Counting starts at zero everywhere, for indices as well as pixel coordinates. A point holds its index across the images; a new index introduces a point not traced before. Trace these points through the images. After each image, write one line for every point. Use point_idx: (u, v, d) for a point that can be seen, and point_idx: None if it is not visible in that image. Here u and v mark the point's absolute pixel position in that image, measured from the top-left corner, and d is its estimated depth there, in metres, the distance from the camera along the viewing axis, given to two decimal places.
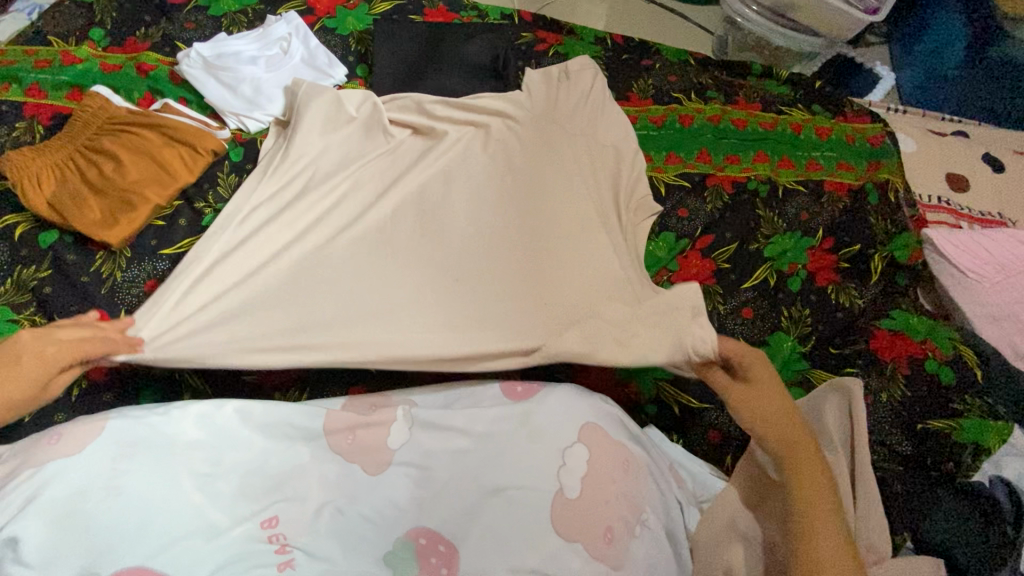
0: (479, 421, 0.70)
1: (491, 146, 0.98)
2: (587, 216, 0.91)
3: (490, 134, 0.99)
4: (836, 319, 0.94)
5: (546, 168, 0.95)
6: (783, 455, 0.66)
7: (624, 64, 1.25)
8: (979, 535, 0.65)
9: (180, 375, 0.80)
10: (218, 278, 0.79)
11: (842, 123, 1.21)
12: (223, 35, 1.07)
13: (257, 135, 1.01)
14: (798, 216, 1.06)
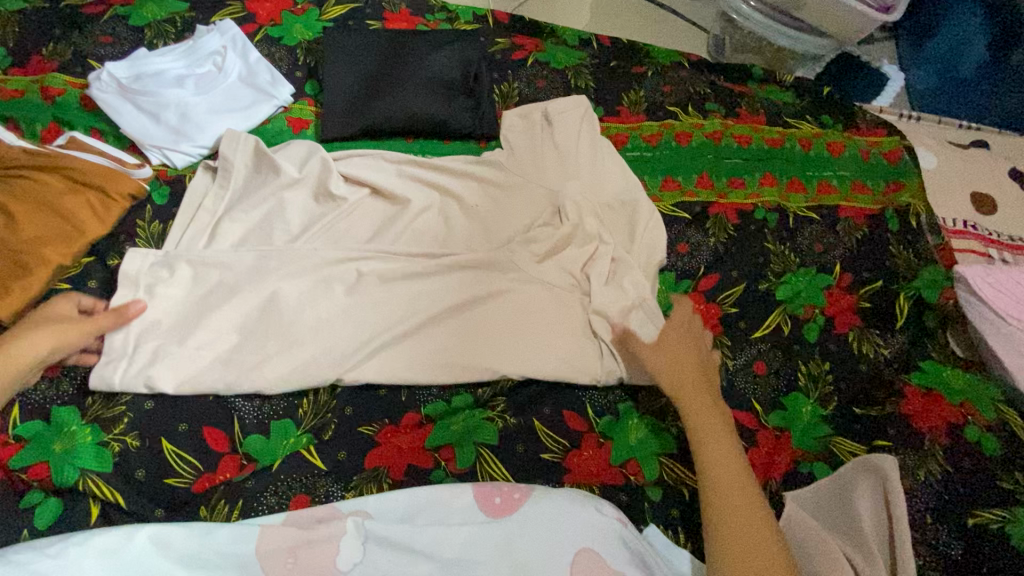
0: (447, 542, 0.59)
1: (467, 206, 0.86)
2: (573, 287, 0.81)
3: (469, 190, 0.87)
4: (859, 374, 0.83)
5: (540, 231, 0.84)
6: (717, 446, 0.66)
7: (613, 73, 1.11)
8: None
9: (85, 486, 0.64)
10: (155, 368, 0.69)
11: (856, 137, 1.09)
12: (143, 51, 0.91)
13: (186, 171, 0.87)
14: (812, 249, 0.94)
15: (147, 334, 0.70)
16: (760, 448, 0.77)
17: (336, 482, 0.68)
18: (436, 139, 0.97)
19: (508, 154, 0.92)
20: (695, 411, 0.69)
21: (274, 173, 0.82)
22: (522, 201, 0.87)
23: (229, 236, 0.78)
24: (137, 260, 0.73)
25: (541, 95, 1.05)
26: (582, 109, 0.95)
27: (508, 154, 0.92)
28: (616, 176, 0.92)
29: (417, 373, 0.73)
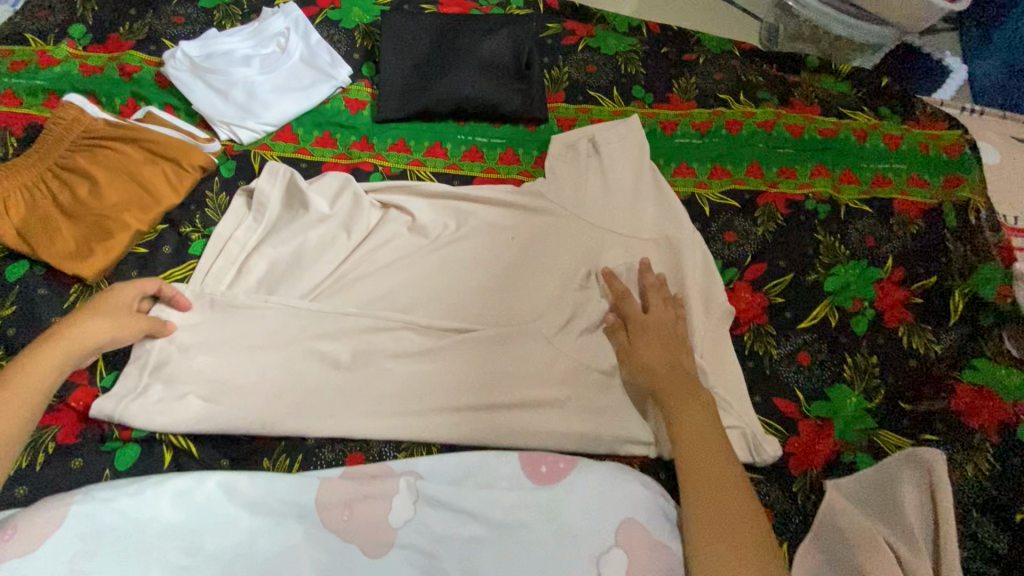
0: (496, 505, 0.61)
1: (507, 234, 0.88)
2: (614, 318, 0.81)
3: (512, 217, 0.89)
4: (908, 369, 0.81)
5: (586, 262, 0.86)
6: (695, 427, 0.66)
7: (664, 59, 1.11)
8: None
9: (160, 435, 0.70)
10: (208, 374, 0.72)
11: (914, 129, 1.06)
12: (213, 31, 0.95)
13: (250, 147, 0.91)
14: (863, 241, 0.92)
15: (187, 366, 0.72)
16: (803, 435, 0.77)
17: (388, 444, 0.71)
18: (487, 121, 0.99)
19: (554, 179, 0.92)
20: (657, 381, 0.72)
21: (307, 208, 0.83)
22: (555, 244, 0.87)
23: (259, 270, 0.80)
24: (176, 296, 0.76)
25: (591, 80, 1.05)
26: (629, 137, 0.96)
27: (551, 182, 0.92)
28: (662, 208, 0.91)
29: (463, 373, 0.76)
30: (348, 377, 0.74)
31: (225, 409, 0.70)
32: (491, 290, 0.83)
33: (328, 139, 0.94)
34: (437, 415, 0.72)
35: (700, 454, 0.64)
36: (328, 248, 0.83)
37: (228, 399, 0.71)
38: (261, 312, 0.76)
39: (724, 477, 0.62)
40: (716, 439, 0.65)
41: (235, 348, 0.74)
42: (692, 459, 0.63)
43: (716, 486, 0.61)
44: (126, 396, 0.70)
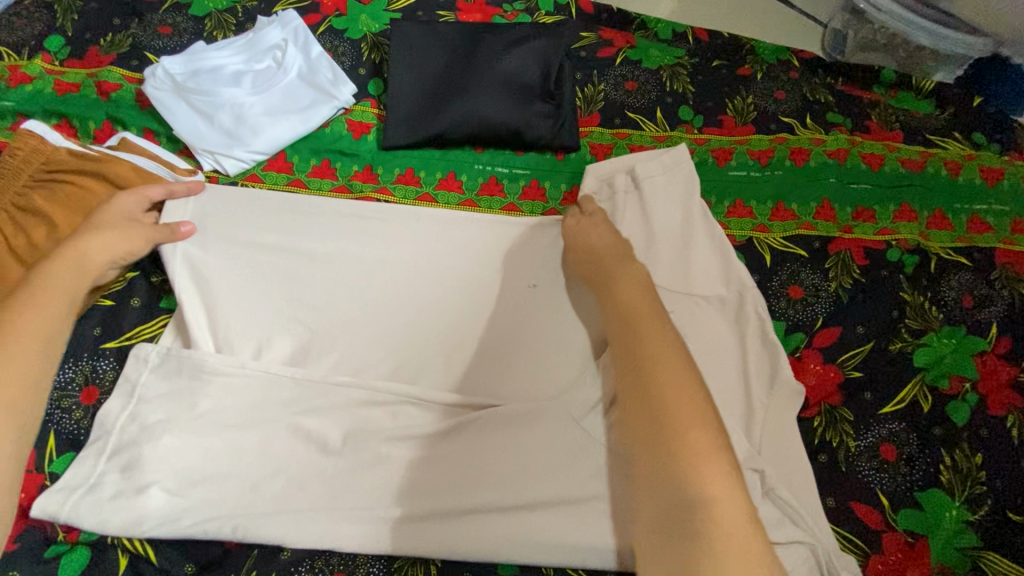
0: None
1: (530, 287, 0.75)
2: None
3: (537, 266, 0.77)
4: (1023, 472, 0.66)
5: None
6: (625, 333, 0.59)
7: (716, 75, 0.95)
8: None
9: (114, 538, 0.59)
10: (171, 460, 0.61)
11: (1017, 161, 0.89)
12: (201, 43, 0.84)
13: (238, 179, 0.80)
14: (960, 303, 0.77)
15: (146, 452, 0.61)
16: (887, 555, 0.63)
17: (379, 560, 0.59)
18: (509, 148, 0.86)
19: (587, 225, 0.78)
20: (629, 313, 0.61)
21: (292, 254, 0.73)
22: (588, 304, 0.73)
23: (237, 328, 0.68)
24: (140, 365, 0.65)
25: (631, 99, 0.91)
26: (673, 169, 0.82)
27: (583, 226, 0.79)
28: (715, 259, 0.77)
29: (471, 464, 0.63)
30: (337, 467, 0.62)
31: (191, 505, 0.59)
32: (507, 359, 0.70)
33: (327, 170, 0.82)
34: (437, 524, 0.59)
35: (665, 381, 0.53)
36: (314, 292, 0.71)
37: (195, 491, 0.60)
38: (238, 383, 0.65)
39: (670, 403, 0.51)
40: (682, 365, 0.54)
41: (205, 428, 0.62)
42: (626, 381, 0.55)
43: (649, 409, 0.52)
44: (77, 491, 0.59)
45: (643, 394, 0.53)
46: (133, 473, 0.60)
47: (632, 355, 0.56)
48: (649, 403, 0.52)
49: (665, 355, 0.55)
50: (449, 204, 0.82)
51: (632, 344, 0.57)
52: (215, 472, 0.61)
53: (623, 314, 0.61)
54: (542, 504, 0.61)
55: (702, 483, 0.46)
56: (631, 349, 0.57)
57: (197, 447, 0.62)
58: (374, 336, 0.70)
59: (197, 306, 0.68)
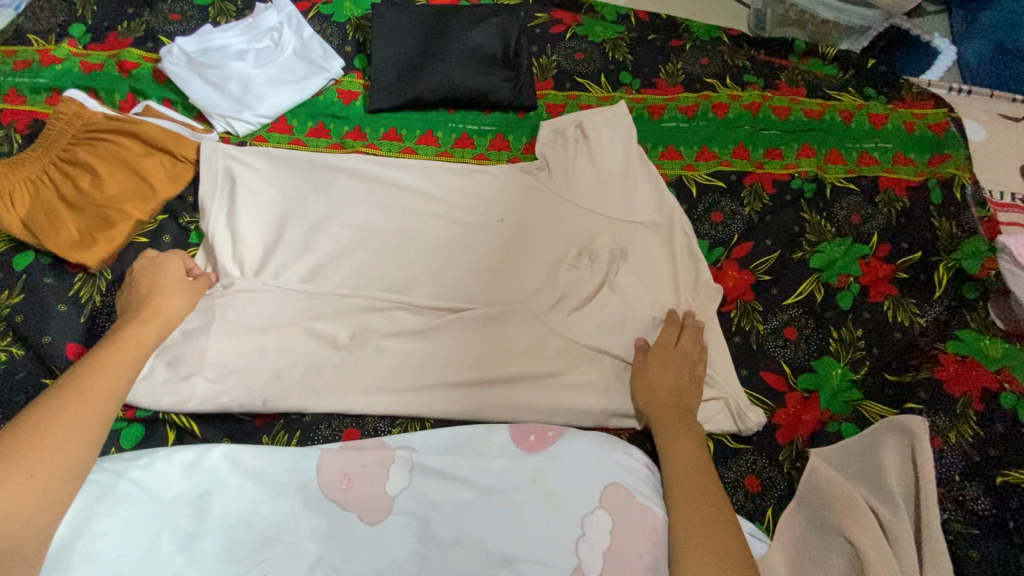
0: (486, 471, 0.61)
1: (496, 219, 0.90)
2: (603, 299, 0.83)
3: (503, 201, 0.92)
4: (893, 342, 0.83)
5: (576, 244, 0.88)
6: (685, 464, 0.62)
7: (652, 46, 1.12)
8: None
9: (165, 415, 0.73)
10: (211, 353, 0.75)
11: (900, 108, 1.07)
12: (209, 26, 0.98)
13: (247, 139, 0.94)
14: (849, 220, 0.94)
15: (190, 350, 0.74)
16: (789, 408, 0.79)
17: (383, 420, 0.74)
18: (477, 109, 1.01)
19: (544, 171, 0.94)
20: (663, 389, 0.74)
21: (295, 198, 0.87)
22: (545, 230, 0.89)
23: (253, 256, 0.83)
24: None
25: (579, 67, 1.07)
26: (616, 123, 0.98)
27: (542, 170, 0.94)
28: (652, 192, 0.93)
29: (454, 351, 0.78)
30: (345, 357, 0.76)
31: (226, 389, 0.73)
32: (479, 272, 0.85)
33: (322, 130, 0.97)
34: (428, 394, 0.74)
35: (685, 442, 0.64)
36: (315, 225, 0.86)
37: (231, 379, 0.74)
38: (259, 296, 0.79)
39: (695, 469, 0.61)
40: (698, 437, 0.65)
41: (235, 331, 0.76)
42: (677, 495, 0.59)
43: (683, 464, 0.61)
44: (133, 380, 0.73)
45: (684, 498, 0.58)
46: (177, 364, 0.74)
47: (689, 483, 0.60)
48: (688, 475, 0.60)
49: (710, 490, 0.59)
50: (428, 156, 0.97)
51: (687, 473, 0.61)
52: (244, 363, 0.75)
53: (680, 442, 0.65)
54: (512, 377, 0.76)
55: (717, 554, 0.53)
56: (684, 478, 0.60)
57: (229, 346, 0.75)
58: (371, 258, 0.85)
59: (220, 239, 0.83)
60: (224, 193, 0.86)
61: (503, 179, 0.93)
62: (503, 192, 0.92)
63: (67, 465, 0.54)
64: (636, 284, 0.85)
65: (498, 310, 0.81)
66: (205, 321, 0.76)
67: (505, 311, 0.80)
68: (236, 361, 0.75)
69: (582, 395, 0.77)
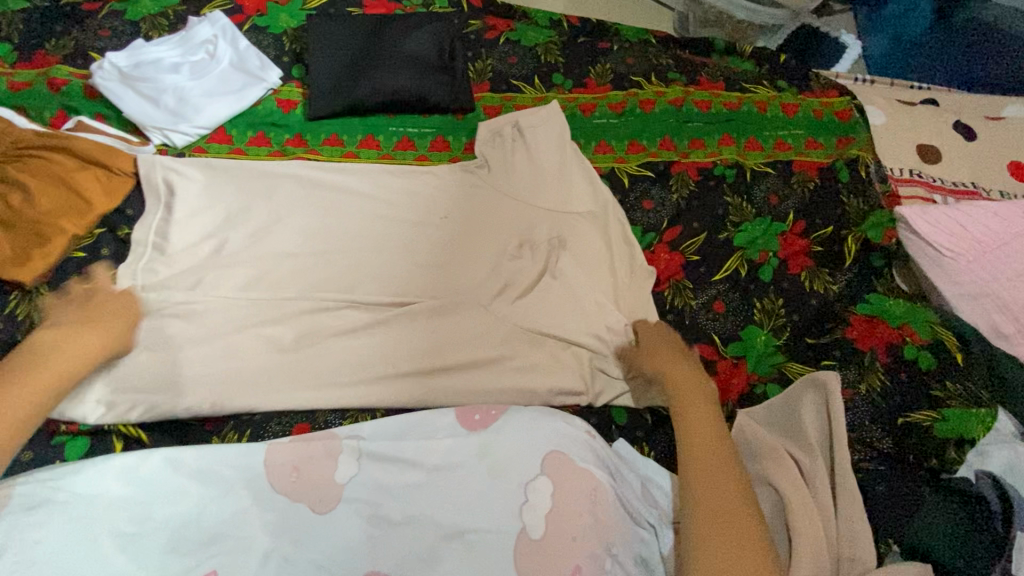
0: (433, 451, 0.64)
1: (438, 217, 0.93)
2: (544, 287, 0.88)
3: (446, 199, 0.95)
4: (811, 308, 0.90)
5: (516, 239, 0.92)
6: (707, 464, 0.64)
7: (581, 48, 1.18)
8: (966, 518, 0.61)
9: (110, 426, 0.73)
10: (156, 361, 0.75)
11: (809, 98, 1.17)
12: (141, 42, 0.98)
13: (185, 150, 0.95)
14: (768, 200, 1.02)
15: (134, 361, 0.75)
16: (720, 374, 0.85)
17: (334, 413, 0.76)
18: (417, 113, 1.05)
19: (485, 171, 0.98)
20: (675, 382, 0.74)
21: (237, 208, 0.89)
22: (487, 225, 0.93)
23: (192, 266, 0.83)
24: None
25: (513, 70, 1.12)
26: (550, 121, 1.02)
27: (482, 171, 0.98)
28: (588, 184, 0.98)
29: (401, 344, 0.80)
30: (294, 356, 0.78)
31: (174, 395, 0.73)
32: (424, 266, 0.88)
33: (263, 139, 0.98)
34: (378, 387, 0.77)
35: (707, 447, 0.66)
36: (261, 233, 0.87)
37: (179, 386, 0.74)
38: (202, 305, 0.79)
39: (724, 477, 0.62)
40: (720, 439, 0.67)
41: (181, 340, 0.77)
42: (698, 495, 0.61)
43: (712, 475, 0.62)
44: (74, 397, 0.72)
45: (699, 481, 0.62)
46: (122, 376, 0.74)
47: (714, 488, 0.61)
48: (715, 483, 0.62)
49: (737, 496, 0.61)
50: (370, 161, 1.00)
51: (714, 482, 0.62)
52: (192, 369, 0.75)
53: (692, 422, 0.69)
54: (459, 365, 0.79)
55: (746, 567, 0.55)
56: (711, 482, 0.62)
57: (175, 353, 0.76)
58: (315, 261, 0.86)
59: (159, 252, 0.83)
60: (158, 204, 0.86)
61: (443, 180, 0.97)
62: (445, 191, 0.96)
63: None
64: (574, 271, 0.89)
65: (445, 302, 0.84)
66: (150, 331, 0.77)
67: (451, 304, 0.84)
68: (182, 368, 0.75)
69: (529, 377, 0.80)
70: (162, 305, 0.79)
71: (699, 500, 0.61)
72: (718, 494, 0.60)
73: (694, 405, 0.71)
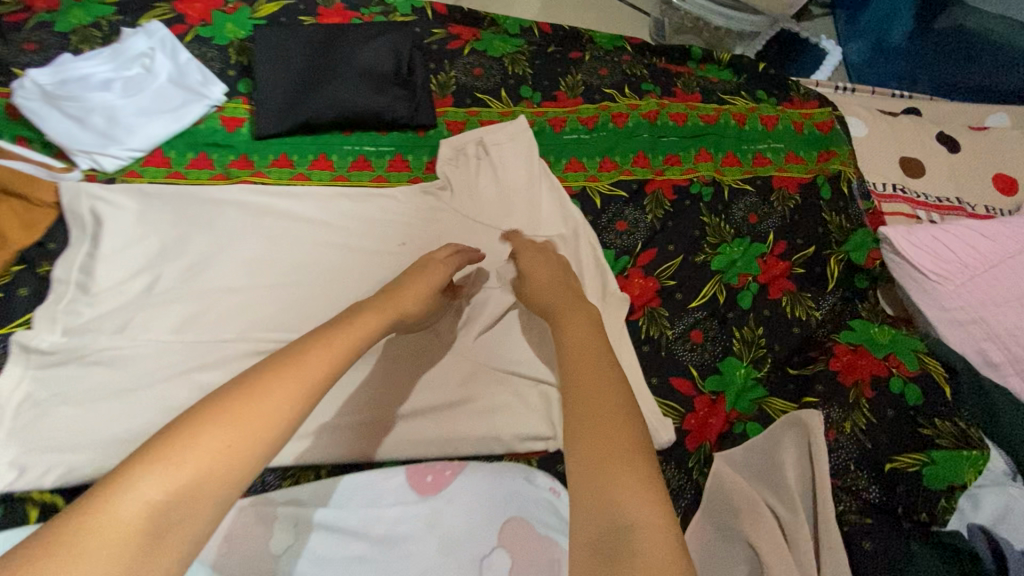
0: (379, 520, 0.58)
1: (394, 245, 0.86)
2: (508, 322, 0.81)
3: (403, 225, 0.88)
4: (792, 337, 0.86)
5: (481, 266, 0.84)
6: (578, 360, 0.59)
7: (551, 58, 1.12)
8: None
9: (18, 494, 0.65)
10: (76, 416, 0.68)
11: (789, 110, 1.12)
12: (68, 56, 0.90)
13: (117, 175, 0.87)
14: (746, 219, 0.96)
15: (51, 417, 0.68)
16: (697, 412, 0.79)
17: (272, 473, 0.68)
18: (374, 131, 0.98)
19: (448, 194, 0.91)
20: (560, 306, 0.70)
21: (172, 240, 0.81)
22: None
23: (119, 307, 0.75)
24: (21, 363, 0.70)
25: (479, 82, 1.06)
26: (518, 138, 0.96)
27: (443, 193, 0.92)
28: (557, 206, 0.92)
29: (350, 389, 0.73)
30: None
31: (94, 455, 0.66)
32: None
33: (203, 161, 0.91)
34: (325, 441, 0.69)
35: (577, 346, 0.61)
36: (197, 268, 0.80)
37: (100, 444, 0.67)
38: (130, 351, 0.72)
39: (596, 371, 0.56)
40: (593, 340, 0.62)
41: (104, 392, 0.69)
42: (572, 387, 0.55)
43: (584, 369, 0.57)
44: None
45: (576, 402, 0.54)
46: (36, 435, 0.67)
47: (587, 380, 0.56)
48: (586, 376, 0.56)
49: (608, 382, 0.55)
50: (322, 183, 0.93)
51: (584, 372, 0.56)
52: (116, 424, 0.68)
53: (571, 331, 0.64)
54: (415, 412, 0.73)
55: (614, 444, 0.48)
56: (582, 375, 0.56)
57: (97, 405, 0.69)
58: (258, 296, 0.79)
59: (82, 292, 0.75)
60: (82, 238, 0.78)
61: (401, 203, 0.90)
62: (404, 215, 0.89)
63: (206, 477, 0.41)
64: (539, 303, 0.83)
65: (401, 340, 0.77)
66: (70, 382, 0.70)
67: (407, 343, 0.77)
68: (104, 423, 0.68)
69: (492, 423, 0.74)
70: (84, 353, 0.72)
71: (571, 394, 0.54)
72: (586, 381, 0.55)
73: (571, 319, 0.67)
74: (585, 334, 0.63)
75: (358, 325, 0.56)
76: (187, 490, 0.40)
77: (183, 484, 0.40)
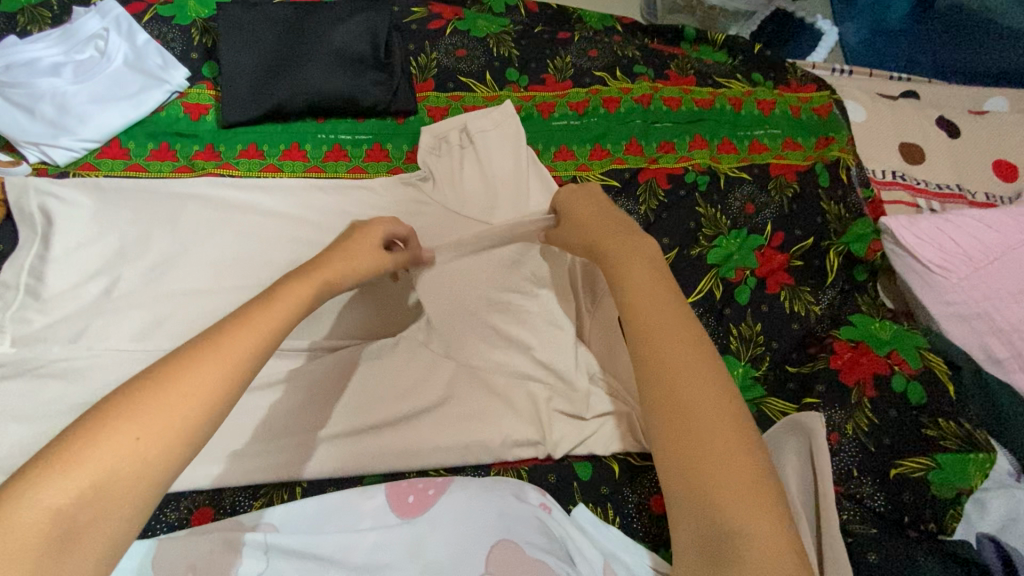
0: (356, 547, 0.54)
1: None
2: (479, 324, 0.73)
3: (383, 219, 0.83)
4: (791, 333, 0.82)
5: None
6: (655, 348, 0.50)
7: (538, 39, 1.05)
8: None
9: None
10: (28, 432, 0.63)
11: (786, 93, 1.07)
12: (13, 38, 0.83)
13: (69, 168, 0.82)
14: (743, 210, 0.92)
15: None
16: None
17: (245, 492, 0.66)
18: (350, 118, 0.92)
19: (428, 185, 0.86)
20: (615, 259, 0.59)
21: (131, 240, 0.75)
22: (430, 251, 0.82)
23: (75, 313, 0.70)
24: None
25: (462, 65, 0.99)
26: (502, 124, 0.90)
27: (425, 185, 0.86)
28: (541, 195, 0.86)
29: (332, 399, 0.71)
30: None
31: None
32: (357, 300, 0.78)
33: (166, 153, 0.85)
34: (302, 454, 0.67)
35: (651, 322, 0.51)
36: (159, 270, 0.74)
37: None
38: (88, 362, 0.67)
39: (673, 360, 0.49)
40: (668, 307, 0.52)
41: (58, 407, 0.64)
42: (654, 386, 0.48)
43: (663, 361, 0.49)
44: None
45: (673, 401, 0.47)
46: None
47: (667, 376, 0.48)
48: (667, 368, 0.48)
49: (697, 375, 0.48)
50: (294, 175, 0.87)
51: (665, 366, 0.49)
52: None
53: (635, 294, 0.54)
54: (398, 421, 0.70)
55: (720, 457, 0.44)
56: (664, 369, 0.49)
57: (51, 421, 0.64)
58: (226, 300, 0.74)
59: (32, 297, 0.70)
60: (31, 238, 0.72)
61: (379, 196, 0.85)
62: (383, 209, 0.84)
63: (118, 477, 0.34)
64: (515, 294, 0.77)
65: (383, 346, 0.74)
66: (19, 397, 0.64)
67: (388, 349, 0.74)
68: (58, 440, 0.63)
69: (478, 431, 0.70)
70: (36, 365, 0.66)
71: (654, 396, 0.48)
72: (673, 380, 0.48)
73: (633, 274, 0.56)
74: (655, 304, 0.53)
75: (294, 298, 0.47)
76: (102, 486, 0.33)
77: (90, 486, 0.33)
